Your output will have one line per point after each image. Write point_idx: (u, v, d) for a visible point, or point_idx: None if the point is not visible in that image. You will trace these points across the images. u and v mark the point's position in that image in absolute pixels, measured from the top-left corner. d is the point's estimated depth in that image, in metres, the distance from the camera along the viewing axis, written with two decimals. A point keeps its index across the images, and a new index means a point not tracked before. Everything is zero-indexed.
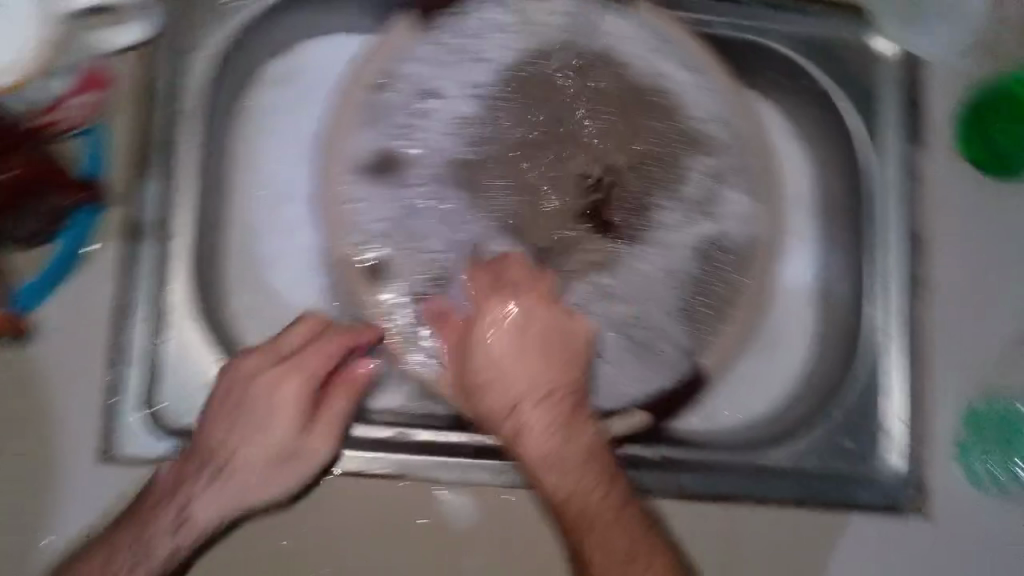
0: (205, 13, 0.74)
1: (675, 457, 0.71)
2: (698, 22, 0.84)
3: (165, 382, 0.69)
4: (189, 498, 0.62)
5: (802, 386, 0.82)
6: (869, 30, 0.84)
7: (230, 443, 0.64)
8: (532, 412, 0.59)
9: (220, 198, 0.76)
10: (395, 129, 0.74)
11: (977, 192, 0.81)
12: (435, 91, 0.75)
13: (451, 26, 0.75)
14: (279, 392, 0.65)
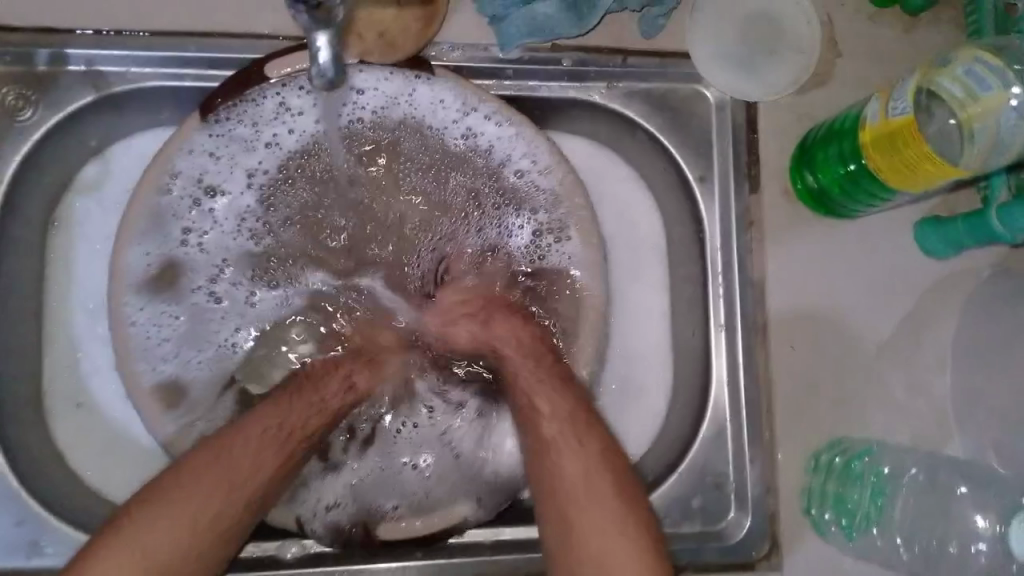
0: (5, 134, 0.72)
1: (506, 541, 0.72)
2: (522, 88, 0.78)
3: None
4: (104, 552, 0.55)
5: (652, 447, 0.79)
6: (701, 79, 0.79)
7: (173, 522, 0.56)
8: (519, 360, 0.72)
9: (29, 324, 0.76)
10: (178, 236, 0.73)
11: (814, 234, 0.78)
12: (219, 187, 0.74)
13: (234, 116, 0.72)
14: (212, 469, 0.59)
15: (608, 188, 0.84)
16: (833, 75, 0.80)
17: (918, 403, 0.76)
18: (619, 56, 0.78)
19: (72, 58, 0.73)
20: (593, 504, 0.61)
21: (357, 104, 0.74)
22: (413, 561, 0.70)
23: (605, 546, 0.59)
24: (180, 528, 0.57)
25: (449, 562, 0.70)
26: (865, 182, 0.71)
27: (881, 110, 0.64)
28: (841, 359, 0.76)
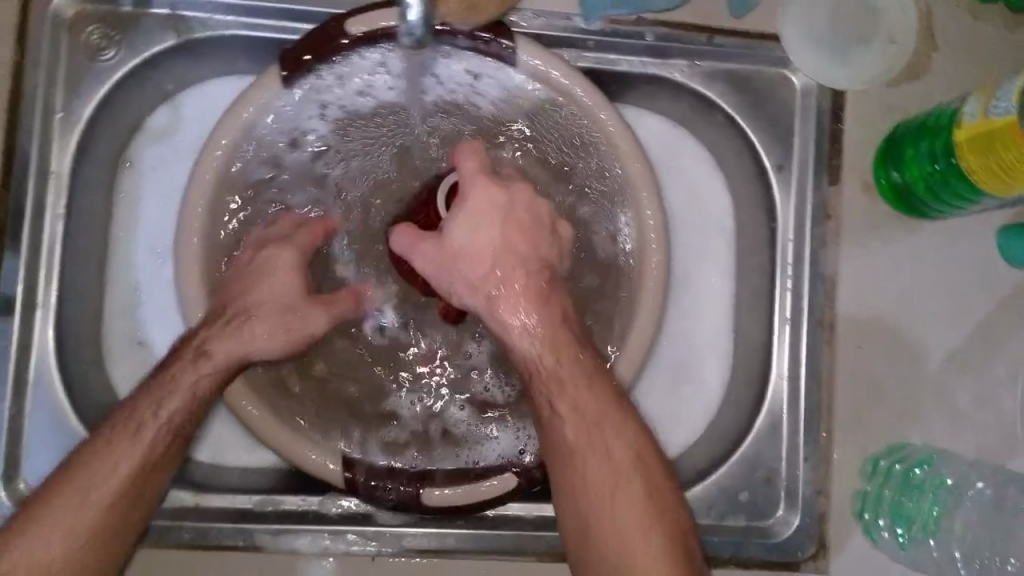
0: (85, 73, 0.73)
1: (548, 518, 0.73)
2: (603, 61, 0.76)
3: (27, 463, 0.70)
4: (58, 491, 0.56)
5: (704, 437, 0.78)
6: (787, 63, 0.76)
7: (107, 473, 0.57)
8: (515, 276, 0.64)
9: (96, 265, 0.78)
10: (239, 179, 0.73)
11: (893, 233, 0.75)
12: (284, 117, 0.73)
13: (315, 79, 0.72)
14: (140, 409, 0.60)
15: (682, 170, 0.82)
16: (929, 69, 0.76)
17: (987, 416, 0.74)
18: (705, 34, 0.76)
19: (155, 2, 0.73)
20: (606, 476, 0.58)
21: (434, 71, 0.75)
22: (454, 529, 0.71)
23: (603, 516, 0.57)
24: (121, 461, 0.58)
25: (490, 534, 0.71)
26: (954, 183, 0.68)
27: (981, 109, 0.60)
28: (910, 364, 0.74)
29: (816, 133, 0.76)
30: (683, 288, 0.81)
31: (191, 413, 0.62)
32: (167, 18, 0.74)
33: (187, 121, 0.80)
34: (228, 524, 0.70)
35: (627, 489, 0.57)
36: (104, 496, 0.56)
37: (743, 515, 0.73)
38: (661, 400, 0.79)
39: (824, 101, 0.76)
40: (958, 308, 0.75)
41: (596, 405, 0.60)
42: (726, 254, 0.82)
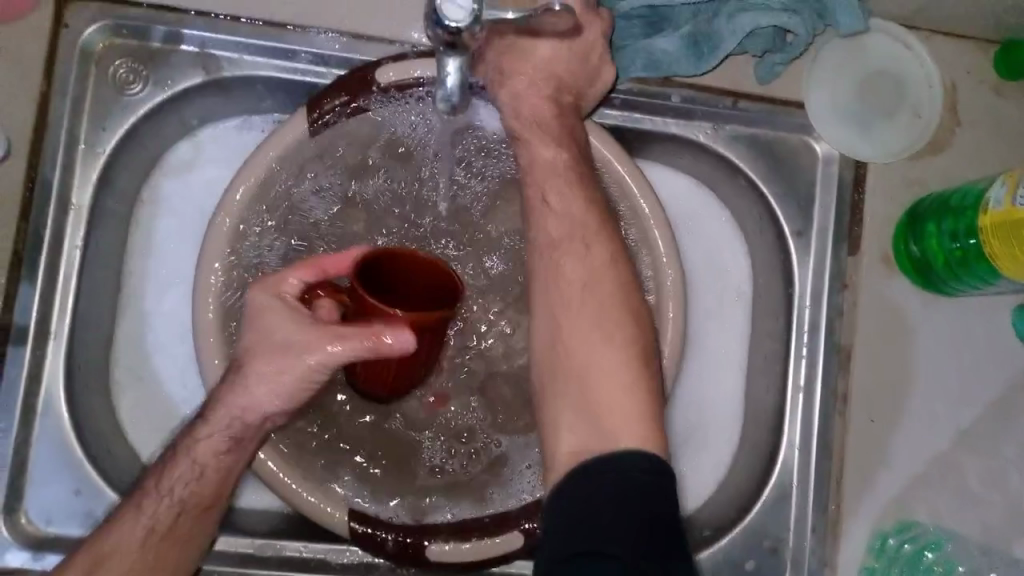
0: (111, 106, 0.73)
1: None
2: (628, 120, 0.76)
3: (29, 496, 0.71)
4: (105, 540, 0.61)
5: (711, 499, 0.78)
6: (811, 131, 0.76)
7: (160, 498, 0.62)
8: (595, 248, 0.61)
9: (110, 294, 0.78)
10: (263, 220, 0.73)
11: (909, 307, 0.75)
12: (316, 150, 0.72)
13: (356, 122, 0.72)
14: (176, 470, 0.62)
15: (699, 229, 0.82)
16: (951, 144, 0.77)
17: (996, 495, 0.73)
18: (729, 97, 0.76)
19: (185, 39, 0.73)
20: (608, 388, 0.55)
21: (477, 134, 0.75)
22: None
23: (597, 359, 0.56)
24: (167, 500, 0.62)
25: None
26: (975, 264, 0.68)
27: (1007, 197, 0.61)
28: (920, 440, 0.74)
29: (837, 201, 0.76)
30: (695, 347, 0.81)
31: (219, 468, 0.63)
32: (196, 56, 0.74)
33: (209, 156, 0.81)
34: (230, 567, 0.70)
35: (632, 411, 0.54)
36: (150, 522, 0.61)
37: None
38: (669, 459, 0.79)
39: (847, 170, 0.76)
40: (970, 385, 0.75)
41: (609, 368, 0.56)
42: (738, 315, 0.82)
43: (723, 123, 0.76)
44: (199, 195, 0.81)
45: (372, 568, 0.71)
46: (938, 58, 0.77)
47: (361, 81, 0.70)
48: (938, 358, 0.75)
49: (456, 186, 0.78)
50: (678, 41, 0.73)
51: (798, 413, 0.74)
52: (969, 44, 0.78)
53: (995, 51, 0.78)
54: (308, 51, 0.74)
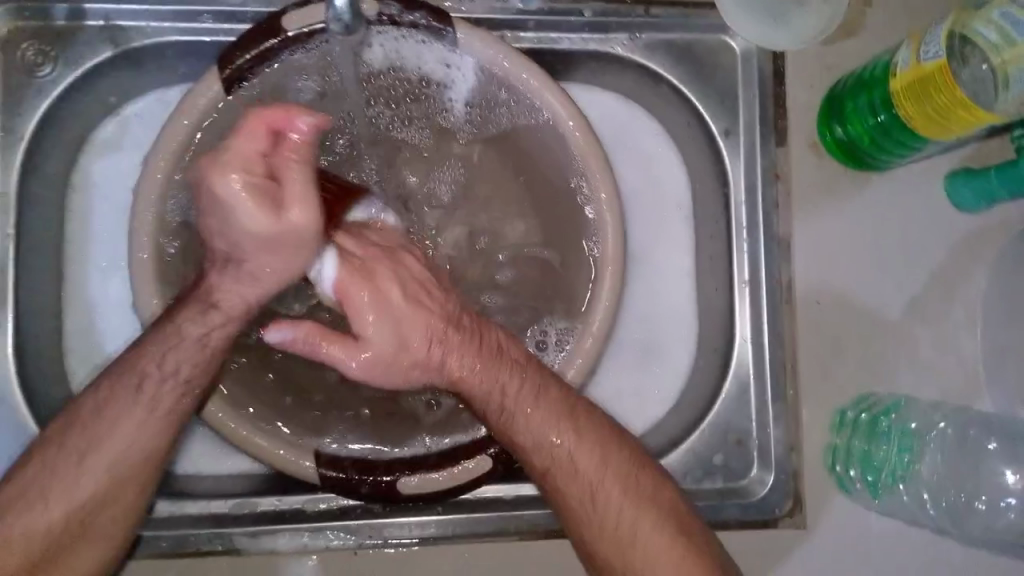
0: (24, 89, 0.72)
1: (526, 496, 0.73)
2: (544, 40, 0.76)
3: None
4: (42, 501, 0.59)
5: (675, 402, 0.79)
6: (726, 28, 0.77)
7: (98, 453, 0.60)
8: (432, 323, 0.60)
9: (52, 281, 0.77)
10: None
11: (841, 190, 0.77)
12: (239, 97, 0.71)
13: (266, 72, 0.71)
14: (120, 418, 0.60)
15: (632, 145, 0.83)
16: (863, 24, 0.77)
17: (948, 359, 0.75)
18: (641, 6, 0.76)
19: (89, 13, 0.73)
20: (606, 481, 0.62)
21: (388, 56, 0.74)
22: (434, 516, 0.71)
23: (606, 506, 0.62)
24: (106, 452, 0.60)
25: (470, 517, 0.72)
26: (896, 133, 0.69)
27: (912, 56, 0.62)
28: (870, 317, 0.75)
29: (761, 94, 0.77)
30: (641, 259, 0.82)
31: (171, 410, 0.61)
32: (102, 29, 0.73)
33: (131, 131, 0.80)
34: (205, 530, 0.69)
35: (619, 490, 0.62)
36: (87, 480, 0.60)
37: (715, 475, 0.74)
38: (628, 369, 0.80)
39: (767, 63, 0.77)
40: (911, 258, 0.76)
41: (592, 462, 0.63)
42: (681, 221, 0.83)
43: (639, 31, 0.77)
44: (127, 171, 0.80)
45: (349, 511, 0.71)
46: None
47: (269, 31, 0.70)
48: (876, 233, 0.76)
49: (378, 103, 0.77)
50: None
51: (746, 307, 0.75)
52: None
53: None
54: (214, 11, 0.74)
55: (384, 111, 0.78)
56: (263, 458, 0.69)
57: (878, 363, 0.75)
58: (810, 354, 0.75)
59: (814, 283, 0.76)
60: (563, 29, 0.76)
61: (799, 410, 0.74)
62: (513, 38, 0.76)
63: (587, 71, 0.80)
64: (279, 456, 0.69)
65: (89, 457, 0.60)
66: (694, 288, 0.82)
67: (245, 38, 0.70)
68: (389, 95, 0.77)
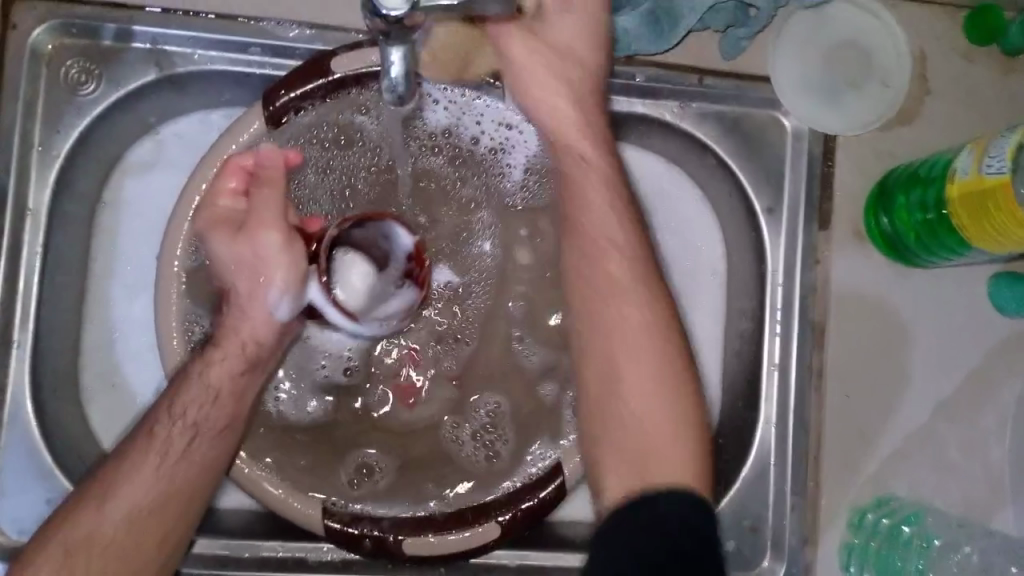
0: (64, 106, 0.72)
1: (530, 565, 0.72)
2: None
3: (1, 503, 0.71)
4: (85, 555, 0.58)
5: None
6: (779, 104, 0.75)
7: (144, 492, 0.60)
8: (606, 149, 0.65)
9: (75, 295, 0.77)
10: None
11: (881, 281, 0.75)
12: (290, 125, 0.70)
13: (312, 110, 0.70)
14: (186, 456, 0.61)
15: (672, 212, 0.81)
16: (920, 113, 0.75)
17: (976, 467, 0.73)
18: (695, 75, 0.74)
19: (136, 36, 0.72)
20: (642, 344, 0.60)
21: (452, 114, 0.74)
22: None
23: (627, 373, 0.60)
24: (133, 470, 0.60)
25: None
26: (944, 235, 0.67)
27: (973, 165, 0.60)
28: (901, 415, 0.73)
29: (810, 175, 0.75)
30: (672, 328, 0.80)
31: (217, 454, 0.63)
32: (148, 53, 0.72)
33: (163, 150, 0.79)
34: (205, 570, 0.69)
35: (658, 356, 0.60)
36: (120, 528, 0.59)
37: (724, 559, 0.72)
38: None
39: (818, 144, 0.75)
40: (946, 359, 0.74)
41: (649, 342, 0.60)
42: (715, 290, 0.81)
43: (693, 99, 0.75)
44: (156, 189, 0.79)
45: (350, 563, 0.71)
46: (905, 26, 0.76)
47: (318, 70, 0.69)
48: (914, 328, 0.74)
49: (427, 157, 0.76)
50: (637, 19, 0.71)
51: (773, 391, 0.74)
52: (937, 10, 0.76)
53: (964, 16, 0.76)
54: (263, 43, 0.73)
55: (433, 167, 0.76)
56: (268, 501, 0.68)
57: (904, 462, 0.73)
58: (836, 446, 0.73)
59: (845, 374, 0.74)
60: (611, 91, 0.74)
61: (819, 501, 0.73)
62: None
63: (632, 133, 0.78)
64: (281, 499, 0.68)
65: (138, 494, 0.60)
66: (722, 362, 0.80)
67: (291, 76, 0.69)
68: (440, 150, 0.76)
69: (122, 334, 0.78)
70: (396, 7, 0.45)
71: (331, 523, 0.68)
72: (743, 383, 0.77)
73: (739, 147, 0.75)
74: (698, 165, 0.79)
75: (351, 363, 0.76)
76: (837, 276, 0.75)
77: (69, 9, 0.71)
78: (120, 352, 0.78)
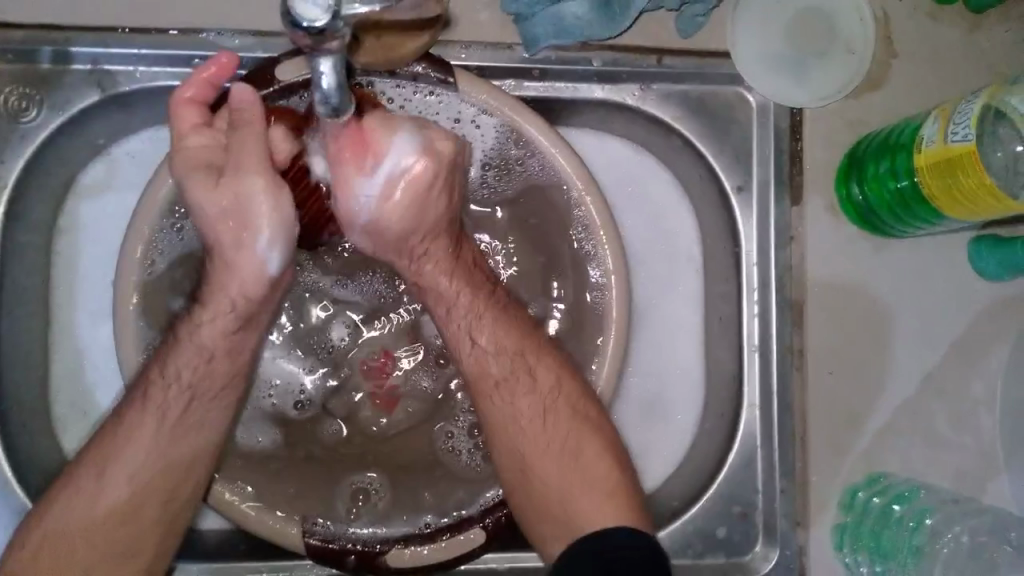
0: (7, 136, 0.70)
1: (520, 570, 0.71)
2: (549, 88, 0.72)
3: None
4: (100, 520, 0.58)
5: (679, 467, 0.76)
6: (743, 80, 0.73)
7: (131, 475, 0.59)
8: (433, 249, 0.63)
9: (38, 327, 0.75)
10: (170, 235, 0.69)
11: (859, 254, 0.73)
12: None
13: None
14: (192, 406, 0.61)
15: (643, 197, 0.79)
16: (887, 78, 0.73)
17: (965, 438, 0.72)
18: (654, 55, 0.72)
19: (75, 57, 0.70)
20: (539, 432, 0.64)
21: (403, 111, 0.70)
22: None
23: (540, 464, 0.63)
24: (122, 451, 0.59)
25: None
26: (917, 205, 0.66)
27: (939, 134, 0.58)
28: (889, 389, 0.72)
29: (779, 149, 0.73)
30: (650, 315, 0.78)
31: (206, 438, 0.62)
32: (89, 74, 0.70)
33: (117, 171, 0.77)
34: None
35: (555, 449, 0.63)
36: (120, 495, 0.59)
37: (716, 548, 0.71)
38: (633, 430, 0.77)
39: (785, 118, 0.73)
40: (929, 330, 0.73)
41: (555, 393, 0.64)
42: (690, 273, 0.79)
43: (653, 80, 0.73)
44: (113, 212, 0.77)
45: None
46: None
47: (263, 79, 0.66)
48: (894, 299, 0.73)
49: None
50: (588, 5, 0.69)
51: (756, 373, 0.72)
52: None
53: None
54: (208, 54, 0.71)
55: None
56: (248, 525, 0.67)
57: (892, 437, 0.72)
58: (823, 425, 0.72)
59: (827, 352, 0.72)
60: (570, 78, 0.72)
61: (808, 483, 0.72)
62: (515, 86, 0.72)
63: (596, 119, 0.76)
64: (258, 520, 0.67)
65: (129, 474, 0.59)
66: (703, 347, 0.78)
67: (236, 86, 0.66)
68: None
69: (91, 363, 0.77)
70: (317, 18, 0.43)
71: (311, 544, 0.67)
72: (725, 367, 0.75)
73: (705, 125, 0.73)
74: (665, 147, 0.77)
75: (302, 397, 0.74)
76: (813, 251, 0.73)
77: (4, 33, 0.69)
78: (89, 381, 0.77)
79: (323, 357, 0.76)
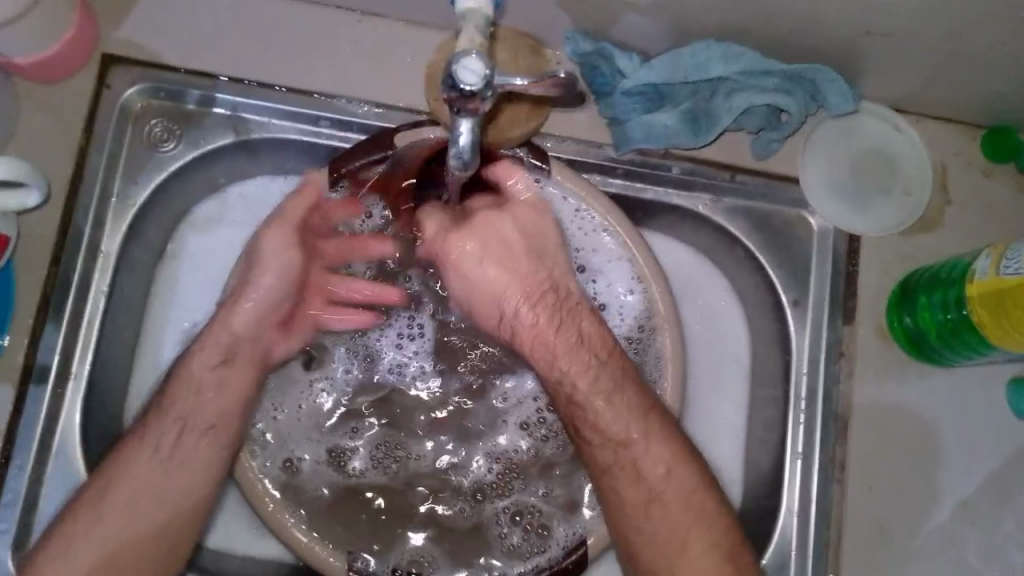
0: (145, 161, 0.78)
1: None
2: (630, 188, 0.80)
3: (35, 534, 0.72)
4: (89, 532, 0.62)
5: None
6: (806, 205, 0.80)
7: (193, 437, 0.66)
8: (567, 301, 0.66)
9: (131, 337, 0.80)
10: None
11: (904, 379, 0.77)
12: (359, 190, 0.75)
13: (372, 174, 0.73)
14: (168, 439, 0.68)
15: (701, 297, 0.84)
16: (941, 221, 0.80)
17: (993, 573, 0.74)
18: (728, 171, 0.79)
19: (218, 102, 0.78)
20: (668, 483, 0.65)
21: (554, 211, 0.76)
22: None
23: (668, 513, 0.64)
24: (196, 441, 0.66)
25: None
26: (966, 334, 0.71)
27: (992, 267, 0.65)
28: (922, 511, 0.75)
29: (835, 271, 0.79)
30: (697, 410, 0.82)
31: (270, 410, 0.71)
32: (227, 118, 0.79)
33: (227, 210, 0.84)
34: None
35: (682, 493, 0.65)
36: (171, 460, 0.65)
37: None
38: None
39: (844, 244, 0.79)
40: (966, 460, 0.76)
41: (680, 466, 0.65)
42: (740, 377, 0.83)
43: (728, 192, 0.80)
44: (219, 245, 0.84)
45: None
46: (928, 139, 0.81)
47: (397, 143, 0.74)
48: (934, 427, 0.76)
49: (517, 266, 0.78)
50: (677, 117, 0.76)
51: (797, 481, 0.77)
52: (958, 126, 0.82)
53: (983, 133, 0.81)
54: (331, 115, 0.79)
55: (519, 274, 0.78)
56: (291, 547, 0.70)
57: (925, 559, 0.74)
58: (857, 539, 0.74)
59: (867, 467, 0.75)
60: (655, 181, 0.79)
61: None
62: (600, 180, 0.80)
63: (668, 222, 0.83)
64: (305, 545, 0.70)
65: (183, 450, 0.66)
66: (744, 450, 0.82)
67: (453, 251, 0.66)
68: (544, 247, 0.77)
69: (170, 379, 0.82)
70: (473, 82, 0.51)
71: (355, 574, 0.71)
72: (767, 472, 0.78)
73: (769, 241, 0.80)
74: (727, 256, 0.83)
75: (296, 460, 0.75)
76: (863, 369, 0.77)
77: (160, 74, 0.77)
78: None
79: (338, 467, 0.76)
